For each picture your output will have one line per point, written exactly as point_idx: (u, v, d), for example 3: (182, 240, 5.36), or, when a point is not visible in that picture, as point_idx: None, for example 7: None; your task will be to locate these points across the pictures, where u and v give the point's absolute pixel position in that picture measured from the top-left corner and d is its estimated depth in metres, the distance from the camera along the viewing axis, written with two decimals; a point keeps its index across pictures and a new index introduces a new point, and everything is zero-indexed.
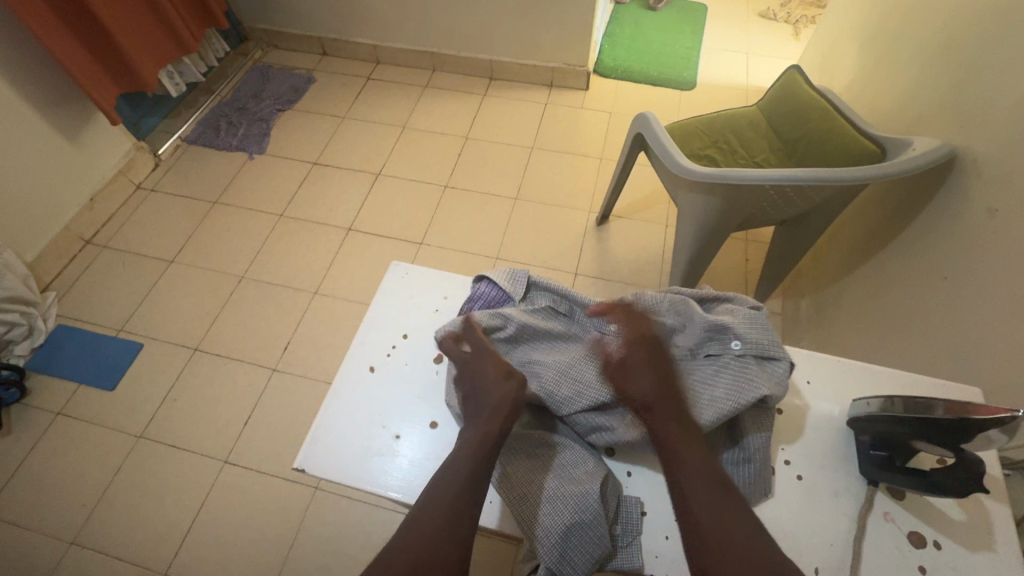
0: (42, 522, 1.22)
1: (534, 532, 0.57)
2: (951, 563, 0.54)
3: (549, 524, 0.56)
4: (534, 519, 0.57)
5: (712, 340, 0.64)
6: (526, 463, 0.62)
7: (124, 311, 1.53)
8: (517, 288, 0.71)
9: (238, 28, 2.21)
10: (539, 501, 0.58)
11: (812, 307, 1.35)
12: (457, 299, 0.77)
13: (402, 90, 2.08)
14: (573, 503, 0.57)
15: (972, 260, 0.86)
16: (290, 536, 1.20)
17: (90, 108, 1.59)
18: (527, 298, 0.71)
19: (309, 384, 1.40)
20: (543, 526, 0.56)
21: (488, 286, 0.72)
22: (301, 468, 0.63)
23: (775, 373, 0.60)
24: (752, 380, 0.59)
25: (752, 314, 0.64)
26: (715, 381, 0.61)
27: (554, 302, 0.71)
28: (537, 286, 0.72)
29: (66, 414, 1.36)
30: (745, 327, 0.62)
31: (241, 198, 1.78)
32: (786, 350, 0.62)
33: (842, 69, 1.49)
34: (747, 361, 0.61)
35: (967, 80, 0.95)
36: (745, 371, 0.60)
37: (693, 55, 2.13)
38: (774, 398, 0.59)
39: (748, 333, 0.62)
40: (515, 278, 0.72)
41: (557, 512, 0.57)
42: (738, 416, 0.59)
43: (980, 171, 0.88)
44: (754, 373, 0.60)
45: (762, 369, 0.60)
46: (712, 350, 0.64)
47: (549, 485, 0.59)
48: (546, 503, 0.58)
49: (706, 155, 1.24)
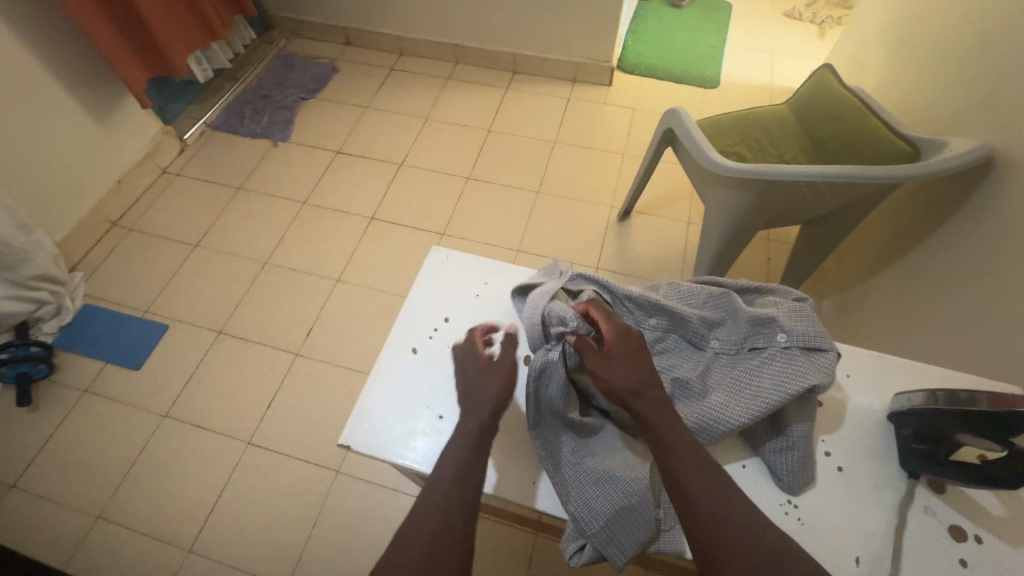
0: (69, 496, 1.24)
1: (581, 512, 0.58)
2: (992, 558, 0.54)
3: (599, 507, 0.58)
4: (583, 502, 0.59)
5: (757, 333, 0.65)
6: (571, 443, 0.64)
7: (150, 293, 1.55)
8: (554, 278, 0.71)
9: (264, 16, 2.23)
10: (586, 482, 0.60)
11: (835, 308, 1.34)
12: (498, 285, 0.78)
13: (425, 82, 2.08)
14: (620, 486, 0.58)
15: (1007, 261, 0.85)
16: (311, 517, 1.22)
17: (119, 91, 1.61)
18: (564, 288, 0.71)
19: (331, 370, 1.42)
20: (593, 510, 0.58)
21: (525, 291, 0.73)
22: (347, 445, 0.65)
23: (822, 364, 0.62)
24: (801, 372, 0.60)
25: (797, 307, 0.65)
26: (763, 372, 0.62)
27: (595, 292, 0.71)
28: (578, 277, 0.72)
29: (92, 392, 1.38)
30: (790, 319, 0.64)
31: (265, 184, 1.79)
32: (832, 341, 0.63)
33: (872, 69, 1.47)
34: (795, 353, 0.62)
35: (1005, 80, 0.94)
36: (793, 362, 0.62)
37: (717, 54, 2.13)
38: (822, 386, 0.60)
39: (795, 326, 0.64)
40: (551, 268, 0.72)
41: (605, 495, 0.58)
42: (783, 407, 0.60)
43: (1018, 172, 0.87)
44: (802, 364, 0.61)
45: (809, 359, 0.62)
46: (757, 342, 0.65)
47: (595, 467, 0.61)
48: (593, 484, 0.59)
49: (736, 152, 1.24)
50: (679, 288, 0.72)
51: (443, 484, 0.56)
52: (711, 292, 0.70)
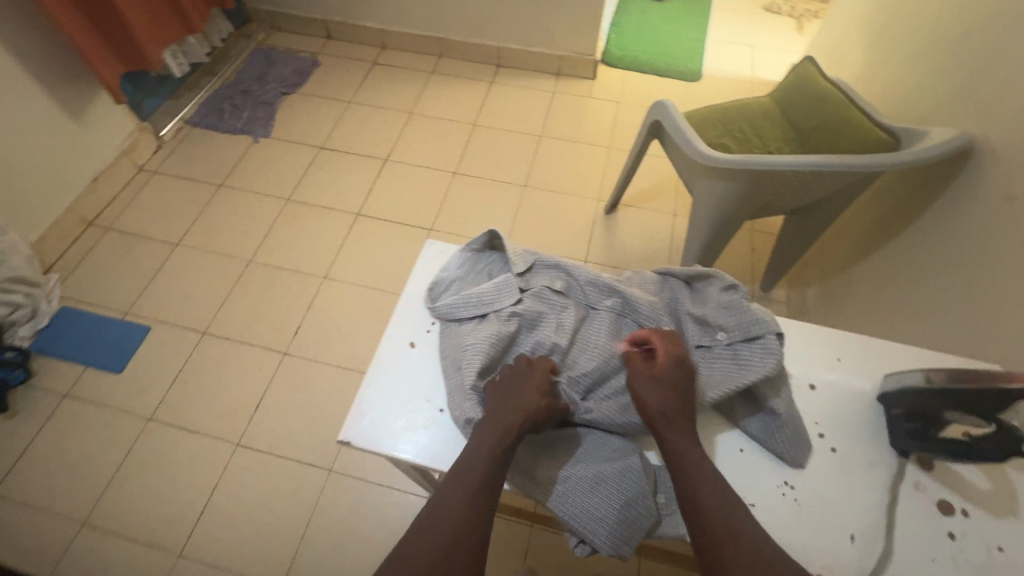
0: (54, 503, 1.21)
1: (584, 519, 0.57)
2: (979, 530, 0.56)
3: (603, 513, 0.57)
4: (582, 509, 0.57)
5: (702, 330, 0.68)
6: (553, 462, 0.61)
7: (130, 293, 1.51)
8: (520, 263, 0.72)
9: (241, 10, 2.17)
10: (582, 491, 0.58)
11: (818, 297, 1.37)
12: (494, 272, 0.75)
13: (408, 75, 2.06)
14: (617, 484, 0.58)
15: (985, 247, 0.88)
16: (305, 517, 1.20)
17: (93, 85, 1.56)
18: (528, 274, 0.72)
19: (320, 368, 1.40)
20: (596, 516, 0.57)
21: (500, 260, 0.76)
22: (348, 442, 0.64)
23: (764, 350, 0.64)
24: (743, 366, 0.63)
25: (729, 301, 0.68)
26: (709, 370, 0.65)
27: (553, 282, 0.72)
28: (544, 263, 0.74)
29: (73, 396, 1.34)
30: (723, 316, 0.67)
31: (248, 181, 1.76)
32: (770, 325, 0.65)
33: (851, 59, 1.50)
34: (735, 348, 0.65)
35: (983, 71, 0.96)
36: (736, 359, 0.65)
37: (699, 47, 2.15)
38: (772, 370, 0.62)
39: (731, 321, 0.66)
40: (520, 255, 0.73)
41: (605, 498, 0.57)
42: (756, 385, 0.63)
43: (997, 159, 0.89)
44: (743, 358, 0.64)
45: (750, 350, 0.64)
46: (700, 339, 0.68)
47: (586, 473, 0.59)
48: (590, 491, 0.58)
49: (721, 142, 1.25)
50: (639, 276, 0.74)
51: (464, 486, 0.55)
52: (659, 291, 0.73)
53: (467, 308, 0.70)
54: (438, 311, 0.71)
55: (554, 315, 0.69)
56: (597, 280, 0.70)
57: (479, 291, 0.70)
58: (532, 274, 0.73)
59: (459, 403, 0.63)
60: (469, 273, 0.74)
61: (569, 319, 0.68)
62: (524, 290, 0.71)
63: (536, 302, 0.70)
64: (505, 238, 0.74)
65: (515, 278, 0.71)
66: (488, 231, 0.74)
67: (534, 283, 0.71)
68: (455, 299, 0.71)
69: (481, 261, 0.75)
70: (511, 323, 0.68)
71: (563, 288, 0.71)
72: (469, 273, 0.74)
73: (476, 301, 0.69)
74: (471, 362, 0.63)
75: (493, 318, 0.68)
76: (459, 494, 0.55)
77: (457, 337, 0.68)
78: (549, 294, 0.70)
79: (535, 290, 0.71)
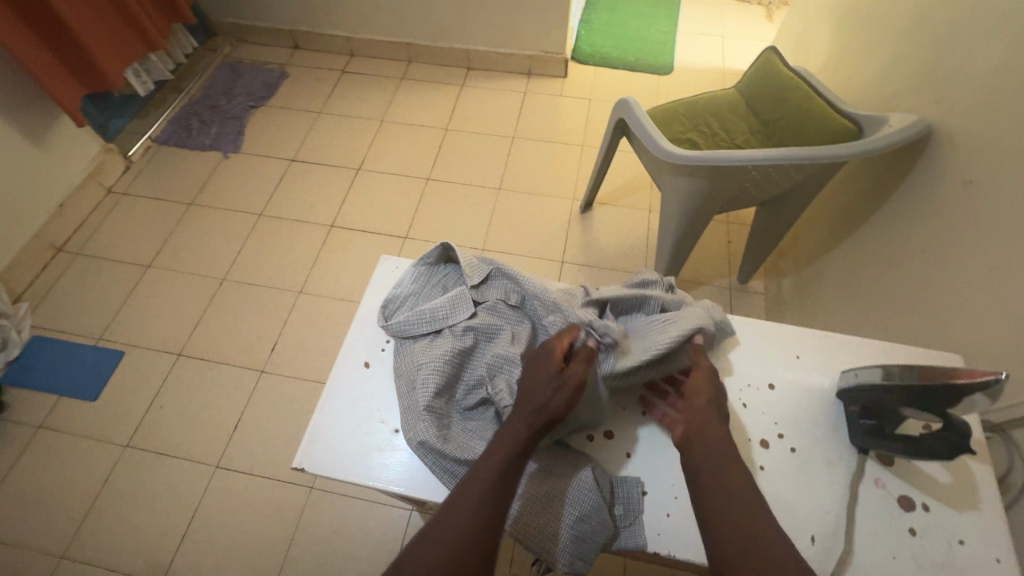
0: (31, 537, 1.19)
1: (540, 541, 0.57)
2: (939, 524, 0.56)
3: (554, 530, 0.57)
4: (536, 529, 0.57)
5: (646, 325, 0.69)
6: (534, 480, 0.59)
7: (102, 319, 1.49)
8: (474, 275, 0.72)
9: (206, 24, 2.14)
10: (538, 510, 0.58)
11: (794, 287, 1.37)
12: (450, 286, 0.74)
13: (378, 82, 2.05)
14: (570, 500, 0.58)
15: (947, 232, 0.88)
16: (287, 537, 1.19)
17: (54, 110, 1.53)
18: (483, 286, 0.72)
19: (298, 384, 1.39)
20: (545, 534, 0.57)
21: (455, 271, 0.75)
22: (301, 467, 0.63)
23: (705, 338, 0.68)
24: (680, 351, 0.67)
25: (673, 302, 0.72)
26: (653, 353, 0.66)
27: (507, 293, 0.71)
28: (499, 273, 0.73)
29: (47, 427, 1.32)
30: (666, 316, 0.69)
31: (219, 198, 1.74)
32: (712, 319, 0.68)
33: (816, 47, 1.50)
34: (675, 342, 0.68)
35: (939, 56, 0.96)
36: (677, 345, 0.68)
37: (669, 40, 2.14)
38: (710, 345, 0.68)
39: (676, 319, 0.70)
40: (475, 266, 0.73)
41: (555, 515, 0.57)
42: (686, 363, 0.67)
43: (954, 144, 0.89)
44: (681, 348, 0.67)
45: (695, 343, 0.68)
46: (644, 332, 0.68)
47: (543, 490, 0.59)
48: (545, 511, 0.58)
49: (688, 138, 1.24)
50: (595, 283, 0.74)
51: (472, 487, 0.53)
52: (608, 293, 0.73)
53: (422, 325, 0.69)
54: (390, 327, 0.70)
55: (506, 327, 0.68)
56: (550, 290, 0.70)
57: (433, 306, 0.69)
58: (487, 285, 0.72)
59: (413, 427, 0.62)
60: (424, 287, 0.74)
61: (522, 331, 0.68)
62: (478, 302, 0.71)
63: (490, 316, 0.69)
64: (458, 250, 0.73)
65: (469, 292, 0.71)
66: (441, 243, 0.74)
67: (488, 296, 0.71)
68: (411, 316, 0.69)
69: (435, 276, 0.75)
70: (465, 338, 0.67)
71: (518, 299, 0.71)
72: (422, 288, 0.74)
73: (429, 317, 0.69)
74: (424, 383, 0.63)
75: (447, 334, 0.68)
76: (469, 498, 0.53)
77: (412, 356, 0.68)
78: (503, 306, 0.70)
79: (489, 303, 0.70)
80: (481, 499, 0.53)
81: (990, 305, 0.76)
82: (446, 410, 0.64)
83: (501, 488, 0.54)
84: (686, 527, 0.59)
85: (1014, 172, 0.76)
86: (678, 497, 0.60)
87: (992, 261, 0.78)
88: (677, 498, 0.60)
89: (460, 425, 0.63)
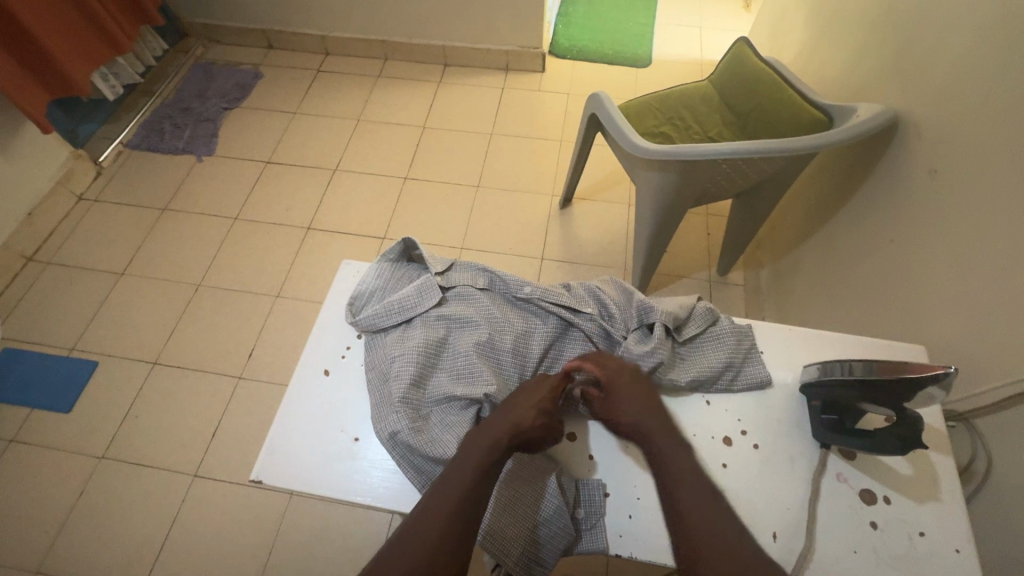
0: (5, 553, 1.17)
1: (502, 546, 0.56)
2: (900, 516, 0.57)
3: (516, 534, 0.56)
4: (500, 533, 0.56)
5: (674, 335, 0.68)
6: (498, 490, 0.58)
7: (75, 329, 1.46)
8: (438, 264, 0.73)
9: (176, 25, 2.10)
10: (502, 515, 0.57)
11: (771, 278, 1.37)
12: (420, 276, 0.74)
13: (353, 81, 2.02)
14: (534, 505, 0.57)
15: (913, 220, 0.88)
16: (267, 544, 1.18)
17: (18, 117, 1.49)
18: (448, 273, 0.73)
19: (276, 389, 1.37)
20: (509, 538, 0.56)
21: (422, 261, 0.76)
22: (259, 480, 0.62)
23: (730, 346, 0.67)
24: (711, 352, 0.67)
25: (719, 332, 0.69)
26: (704, 355, 0.67)
27: (477, 280, 0.73)
28: (464, 263, 0.75)
29: (20, 441, 1.30)
30: (711, 352, 0.67)
31: (193, 203, 1.71)
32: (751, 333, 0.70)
33: (789, 37, 1.50)
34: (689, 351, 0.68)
35: (906, 46, 0.96)
36: (707, 352, 0.68)
37: (647, 32, 2.13)
38: (748, 368, 0.66)
39: (711, 339, 0.69)
40: (439, 258, 0.75)
41: (518, 520, 0.57)
42: (716, 370, 0.66)
43: (921, 132, 0.89)
44: (702, 351, 0.68)
45: (720, 347, 0.68)
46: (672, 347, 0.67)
47: (509, 493, 0.58)
48: (508, 516, 0.57)
49: (661, 132, 1.24)
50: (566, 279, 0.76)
51: (436, 502, 0.53)
52: (579, 287, 0.73)
53: (391, 316, 0.69)
54: (359, 321, 0.70)
55: (477, 312, 0.69)
56: (518, 278, 0.72)
57: (400, 297, 0.69)
58: (452, 273, 0.74)
59: (386, 420, 0.61)
60: (389, 281, 0.74)
61: (495, 313, 0.69)
62: (445, 289, 0.72)
63: (459, 302, 0.71)
64: (421, 245, 0.74)
65: (435, 279, 0.71)
66: (402, 238, 0.75)
67: (455, 282, 0.72)
68: (383, 310, 0.69)
69: (400, 271, 0.75)
70: (438, 327, 0.68)
71: (485, 284, 0.72)
72: (388, 282, 0.74)
73: (398, 308, 0.69)
74: (399, 374, 0.63)
75: (418, 324, 0.69)
76: (437, 508, 0.52)
77: (384, 349, 0.68)
78: (471, 291, 0.72)
79: (457, 288, 0.72)
80: (446, 511, 0.52)
81: (954, 294, 0.77)
82: (424, 401, 0.63)
83: (470, 499, 0.53)
84: (651, 527, 0.58)
85: (978, 161, 0.76)
86: (642, 499, 0.60)
87: (956, 250, 0.78)
88: (641, 499, 0.60)
89: (440, 418, 0.62)
